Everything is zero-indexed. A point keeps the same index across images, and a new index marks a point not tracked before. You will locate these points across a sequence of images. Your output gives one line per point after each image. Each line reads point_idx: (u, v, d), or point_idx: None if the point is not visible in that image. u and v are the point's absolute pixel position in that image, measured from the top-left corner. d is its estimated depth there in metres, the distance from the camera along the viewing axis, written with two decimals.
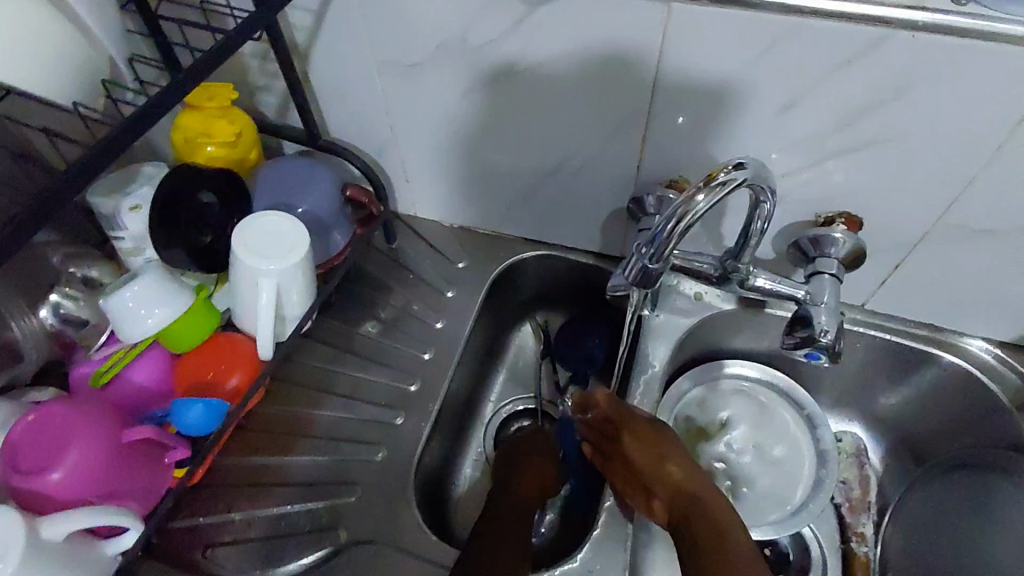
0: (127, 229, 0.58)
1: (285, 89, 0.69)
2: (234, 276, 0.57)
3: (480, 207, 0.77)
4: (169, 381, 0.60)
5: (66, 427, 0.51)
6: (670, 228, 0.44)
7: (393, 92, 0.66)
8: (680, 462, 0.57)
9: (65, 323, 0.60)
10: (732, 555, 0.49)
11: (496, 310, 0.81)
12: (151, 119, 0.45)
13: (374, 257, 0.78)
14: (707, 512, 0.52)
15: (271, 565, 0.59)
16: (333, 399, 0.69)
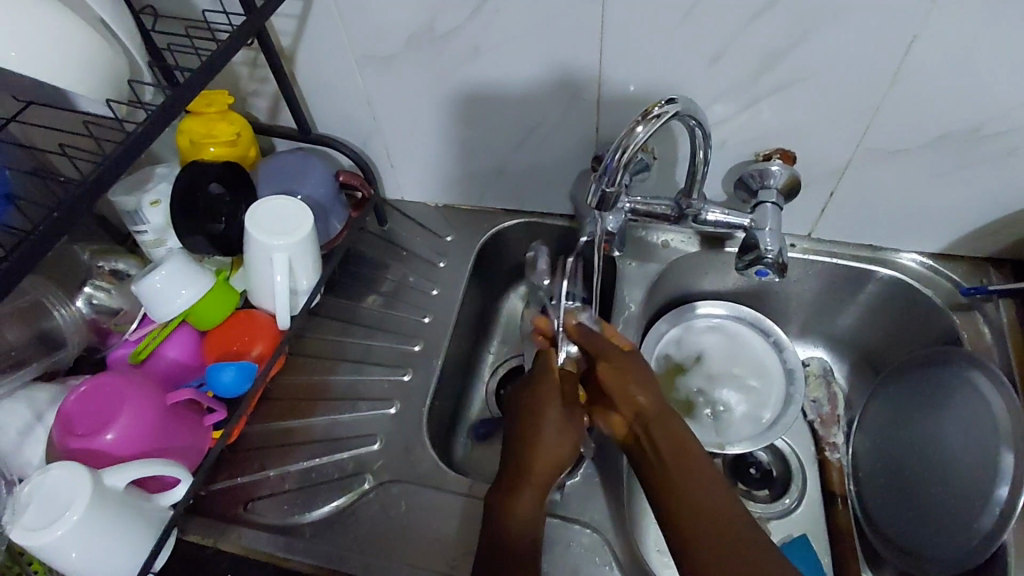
0: (149, 223, 0.66)
1: (274, 92, 0.77)
2: (249, 254, 0.64)
3: (462, 184, 0.85)
4: (198, 355, 0.67)
5: (113, 396, 0.58)
6: (619, 156, 0.55)
7: (372, 84, 0.74)
8: (644, 389, 0.65)
9: (98, 312, 0.67)
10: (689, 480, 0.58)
11: (485, 278, 0.88)
12: (169, 113, 0.52)
13: (369, 239, 0.86)
14: (671, 429, 0.62)
15: (304, 510, 0.66)
16: (345, 365, 0.76)
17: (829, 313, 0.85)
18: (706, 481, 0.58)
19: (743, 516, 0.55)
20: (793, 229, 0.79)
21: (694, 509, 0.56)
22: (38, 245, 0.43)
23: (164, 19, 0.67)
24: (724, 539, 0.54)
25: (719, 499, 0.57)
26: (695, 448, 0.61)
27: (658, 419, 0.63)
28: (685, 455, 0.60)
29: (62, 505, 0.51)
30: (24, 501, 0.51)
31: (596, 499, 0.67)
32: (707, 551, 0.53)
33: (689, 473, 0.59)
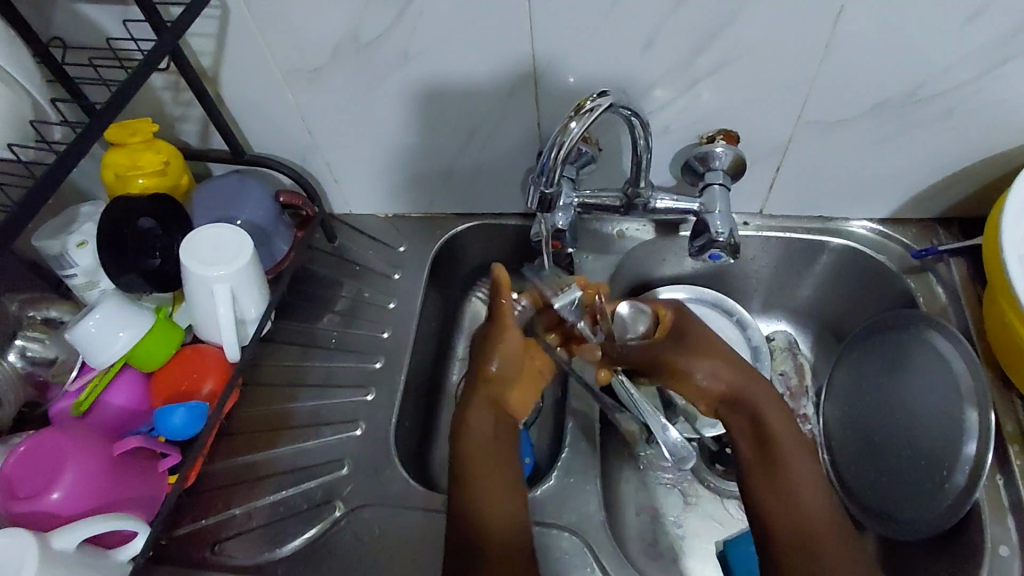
0: (78, 266, 0.62)
1: (202, 116, 0.74)
2: (188, 288, 0.61)
3: (408, 193, 0.83)
4: (146, 398, 0.64)
5: (56, 452, 0.55)
6: (555, 154, 0.54)
7: (304, 98, 0.71)
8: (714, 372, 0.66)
9: (34, 364, 0.63)
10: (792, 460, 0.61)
11: (443, 285, 0.86)
12: (79, 151, 0.49)
13: (319, 257, 0.83)
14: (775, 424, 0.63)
15: (275, 546, 0.64)
16: (306, 391, 0.74)
17: (789, 287, 0.86)
18: (792, 474, 0.60)
19: (828, 506, 0.58)
20: (745, 207, 0.79)
21: (784, 512, 0.58)
22: None
23: (73, 50, 0.64)
24: (812, 535, 0.56)
25: (814, 489, 0.59)
26: (790, 432, 0.62)
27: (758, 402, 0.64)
28: (782, 455, 0.61)
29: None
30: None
31: (573, 498, 0.67)
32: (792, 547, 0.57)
33: (785, 460, 0.61)
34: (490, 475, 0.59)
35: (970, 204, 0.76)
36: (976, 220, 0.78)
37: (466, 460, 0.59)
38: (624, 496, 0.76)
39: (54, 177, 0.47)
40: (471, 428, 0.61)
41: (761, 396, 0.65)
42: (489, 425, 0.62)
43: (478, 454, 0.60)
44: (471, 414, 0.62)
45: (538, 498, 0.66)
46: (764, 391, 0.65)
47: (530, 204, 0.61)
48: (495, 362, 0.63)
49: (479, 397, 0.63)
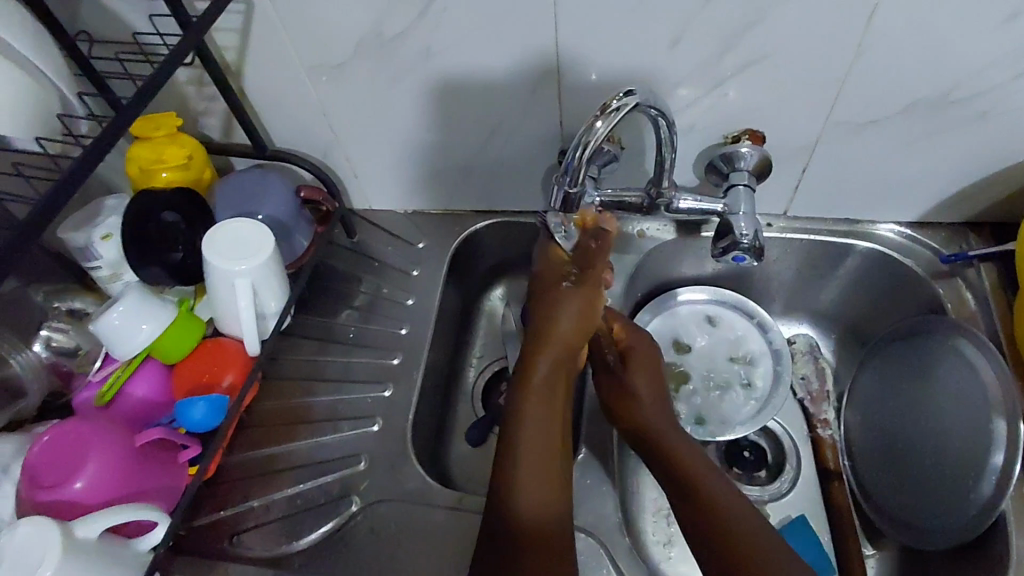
0: (102, 257, 0.62)
1: (224, 110, 0.74)
2: (210, 281, 0.62)
3: (428, 189, 0.83)
4: (167, 390, 0.64)
5: (79, 441, 0.55)
6: (580, 154, 0.54)
7: (325, 92, 0.71)
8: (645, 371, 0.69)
9: (59, 354, 0.64)
10: (702, 481, 0.60)
11: (461, 281, 0.86)
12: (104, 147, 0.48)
13: (338, 252, 0.83)
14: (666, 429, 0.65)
15: (291, 539, 0.64)
16: (324, 384, 0.74)
17: (812, 290, 0.84)
18: (712, 475, 0.60)
19: (715, 468, 0.61)
20: (769, 209, 0.78)
21: (725, 530, 0.56)
22: None
23: (99, 43, 0.64)
24: (721, 508, 0.57)
25: (703, 461, 0.62)
26: (671, 420, 0.66)
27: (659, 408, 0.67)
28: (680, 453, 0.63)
29: (31, 566, 0.47)
30: (20, 542, 0.48)
31: (590, 499, 0.66)
32: (750, 512, 0.57)
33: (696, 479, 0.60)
34: (535, 461, 0.57)
35: (1000, 209, 0.74)
36: (1007, 225, 0.76)
37: (525, 427, 0.58)
38: (642, 496, 0.75)
39: (76, 174, 0.46)
40: (543, 357, 0.60)
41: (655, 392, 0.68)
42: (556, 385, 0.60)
43: (547, 414, 0.59)
44: (552, 367, 0.60)
45: None
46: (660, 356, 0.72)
47: (554, 203, 0.60)
48: (564, 306, 0.61)
49: (552, 347, 0.60)
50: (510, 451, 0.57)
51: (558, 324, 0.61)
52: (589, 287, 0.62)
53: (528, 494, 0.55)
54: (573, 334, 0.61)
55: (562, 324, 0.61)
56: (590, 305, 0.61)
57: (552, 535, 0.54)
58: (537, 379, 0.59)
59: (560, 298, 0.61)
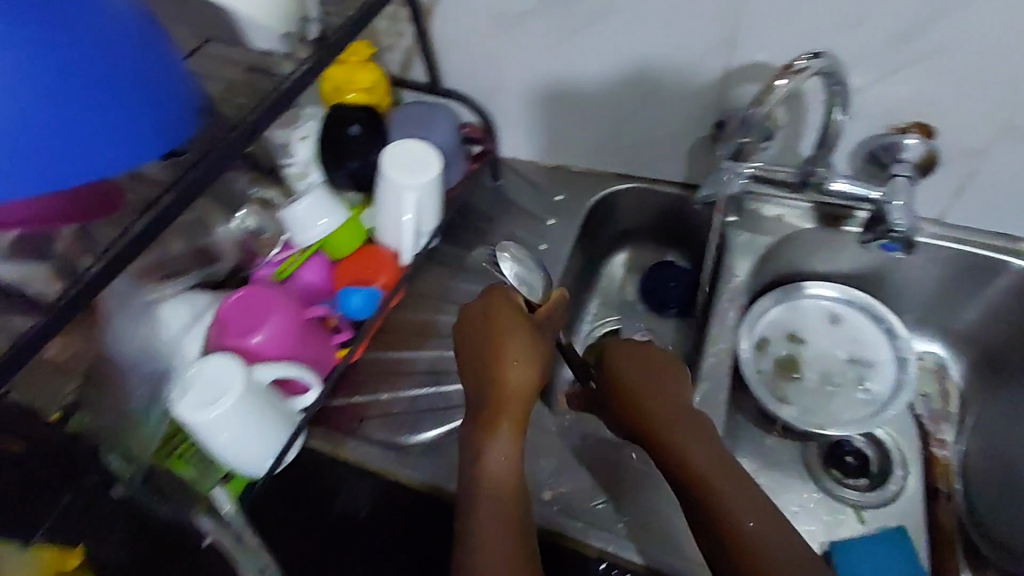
0: (296, 157, 0.70)
1: (408, 45, 0.81)
2: (382, 193, 0.68)
3: (575, 146, 0.87)
4: (330, 281, 0.73)
5: (263, 306, 0.63)
6: (759, 108, 0.58)
7: (503, 39, 0.76)
8: (690, 447, 0.55)
9: (248, 234, 0.70)
10: (739, 529, 0.50)
11: (591, 239, 0.90)
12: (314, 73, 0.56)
13: (482, 194, 0.89)
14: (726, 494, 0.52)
15: (413, 432, 0.71)
16: (455, 307, 0.80)
17: (951, 305, 0.81)
18: (760, 508, 0.51)
19: (735, 473, 0.54)
20: (922, 212, 0.76)
21: None
22: (186, 191, 0.47)
23: None
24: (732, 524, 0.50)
25: (721, 463, 0.54)
26: (731, 473, 0.53)
27: (719, 477, 0.53)
28: (718, 495, 0.52)
29: (216, 394, 0.55)
30: (212, 375, 0.56)
31: None
32: (764, 525, 0.50)
33: (719, 516, 0.51)
34: (495, 523, 0.51)
35: None
36: None
37: (490, 464, 0.53)
38: None
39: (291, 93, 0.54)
40: (500, 420, 0.55)
41: (712, 451, 0.55)
42: (511, 447, 0.54)
43: (511, 442, 0.54)
44: (503, 437, 0.54)
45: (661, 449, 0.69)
46: (698, 417, 0.59)
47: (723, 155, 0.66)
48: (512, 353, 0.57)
49: (507, 405, 0.55)
50: (470, 510, 0.52)
51: (502, 384, 0.56)
52: (523, 329, 0.59)
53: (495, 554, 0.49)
54: (524, 387, 0.56)
55: (504, 390, 0.56)
56: (535, 349, 0.59)
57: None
58: (489, 441, 0.54)
59: (495, 351, 0.57)
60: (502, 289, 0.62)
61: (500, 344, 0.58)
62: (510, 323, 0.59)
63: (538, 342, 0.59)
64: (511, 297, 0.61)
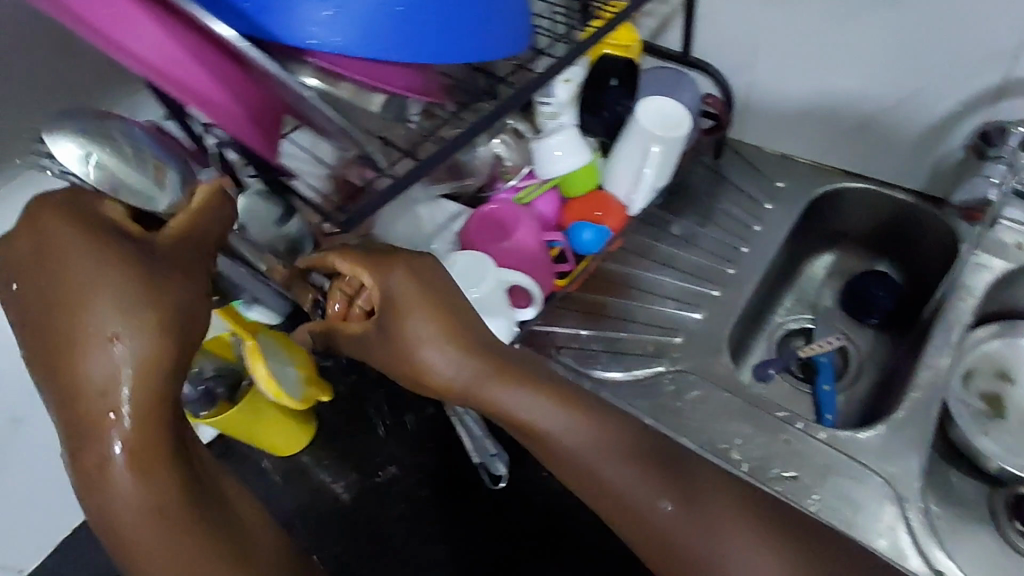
0: (554, 97, 0.74)
1: (668, 14, 0.86)
2: (628, 141, 0.74)
3: (809, 135, 0.87)
4: (558, 215, 0.79)
5: (509, 219, 0.72)
6: None
7: (771, 17, 0.78)
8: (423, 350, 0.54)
9: (497, 160, 0.77)
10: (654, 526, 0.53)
11: (802, 232, 0.89)
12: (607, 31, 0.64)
13: (700, 169, 0.91)
14: (576, 445, 0.55)
15: (609, 369, 0.75)
16: (660, 267, 0.83)
17: None
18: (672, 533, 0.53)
19: (624, 452, 0.55)
20: None
21: None
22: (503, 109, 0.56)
23: None
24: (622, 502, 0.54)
25: (598, 445, 0.55)
26: (575, 426, 0.56)
27: (528, 410, 0.56)
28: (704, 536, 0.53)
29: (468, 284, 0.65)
30: (139, 189, 0.43)
31: (894, 457, 0.67)
32: (677, 514, 0.54)
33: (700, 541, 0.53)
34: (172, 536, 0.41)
35: None
36: None
37: (119, 500, 0.39)
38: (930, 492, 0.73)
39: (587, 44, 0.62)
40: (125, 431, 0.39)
41: (511, 385, 0.56)
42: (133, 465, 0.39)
43: (143, 476, 0.39)
44: (132, 411, 0.38)
45: (861, 440, 0.68)
46: (473, 318, 0.58)
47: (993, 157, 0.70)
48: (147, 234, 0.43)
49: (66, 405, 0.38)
50: (100, 510, 0.39)
51: (102, 402, 0.38)
52: (421, 312, 0.54)
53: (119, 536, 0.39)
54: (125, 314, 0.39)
55: (111, 412, 0.38)
56: (445, 326, 0.55)
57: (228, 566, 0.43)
58: (105, 476, 0.38)
59: (76, 356, 0.37)
60: (60, 229, 0.39)
61: (59, 279, 0.38)
62: (386, 282, 0.54)
63: (153, 300, 0.39)
64: (403, 258, 0.56)
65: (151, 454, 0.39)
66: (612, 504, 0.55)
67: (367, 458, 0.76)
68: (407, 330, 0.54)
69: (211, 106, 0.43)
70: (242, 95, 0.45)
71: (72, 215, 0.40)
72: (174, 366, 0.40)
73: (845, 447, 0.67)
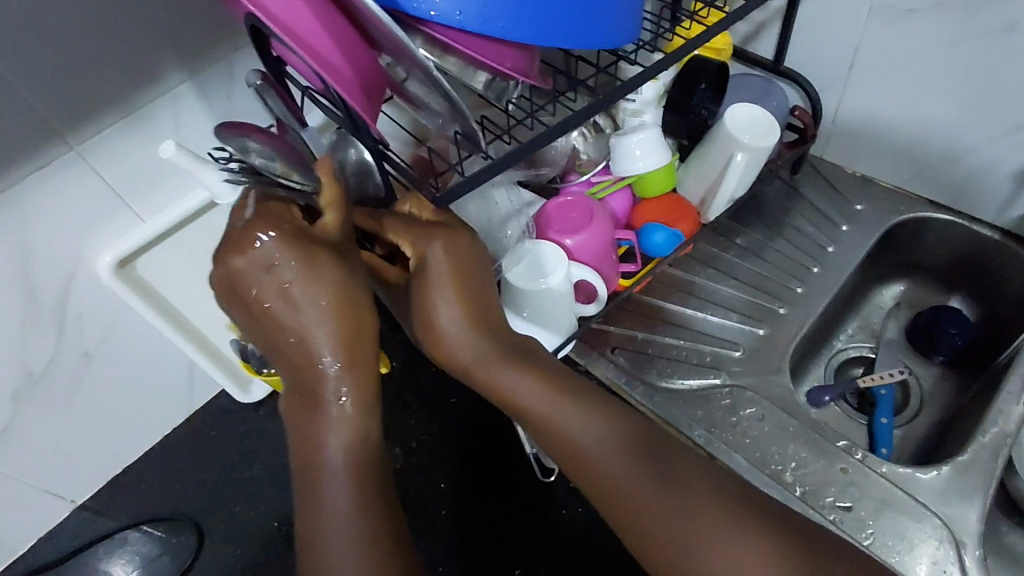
0: (641, 95, 0.74)
1: (764, 20, 0.83)
2: (715, 145, 0.73)
3: (896, 159, 0.84)
4: (630, 215, 0.78)
5: (585, 212, 0.70)
6: None
7: (874, 33, 0.76)
8: (443, 316, 0.54)
9: (574, 152, 0.76)
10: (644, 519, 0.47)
11: (876, 259, 0.86)
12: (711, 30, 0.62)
13: (775, 182, 0.89)
14: (571, 425, 0.51)
15: (663, 376, 0.73)
16: (724, 278, 0.82)
17: None
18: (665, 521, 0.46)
19: (627, 445, 0.50)
20: None
21: None
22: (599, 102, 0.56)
23: None
24: (626, 503, 0.48)
25: (609, 437, 0.50)
26: (570, 404, 0.52)
27: (535, 388, 0.53)
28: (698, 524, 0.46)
29: (542, 271, 0.65)
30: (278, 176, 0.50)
31: (953, 501, 0.64)
32: (658, 501, 0.47)
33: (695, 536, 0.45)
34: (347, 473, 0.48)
35: None
36: None
37: (330, 439, 0.48)
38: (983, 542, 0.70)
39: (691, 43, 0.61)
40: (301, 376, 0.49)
41: (519, 360, 0.54)
42: (342, 422, 0.49)
43: (354, 416, 0.49)
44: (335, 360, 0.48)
45: (920, 479, 0.65)
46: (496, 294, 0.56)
47: None
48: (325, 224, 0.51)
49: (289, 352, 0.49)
50: (308, 446, 0.49)
51: (314, 361, 0.48)
52: (447, 286, 0.53)
53: (328, 471, 0.48)
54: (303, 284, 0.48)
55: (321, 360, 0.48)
56: (468, 299, 0.54)
57: (391, 494, 0.49)
58: (321, 418, 0.49)
59: (289, 329, 0.48)
60: (268, 238, 0.47)
61: (280, 275, 0.47)
62: (426, 251, 0.54)
63: (336, 265, 0.49)
64: (444, 228, 0.55)
65: (365, 388, 0.49)
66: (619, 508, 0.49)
67: (411, 434, 0.77)
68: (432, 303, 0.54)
69: (328, 68, 0.45)
70: (358, 61, 0.46)
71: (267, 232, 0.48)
72: (360, 307, 0.49)
73: (902, 484, 0.65)
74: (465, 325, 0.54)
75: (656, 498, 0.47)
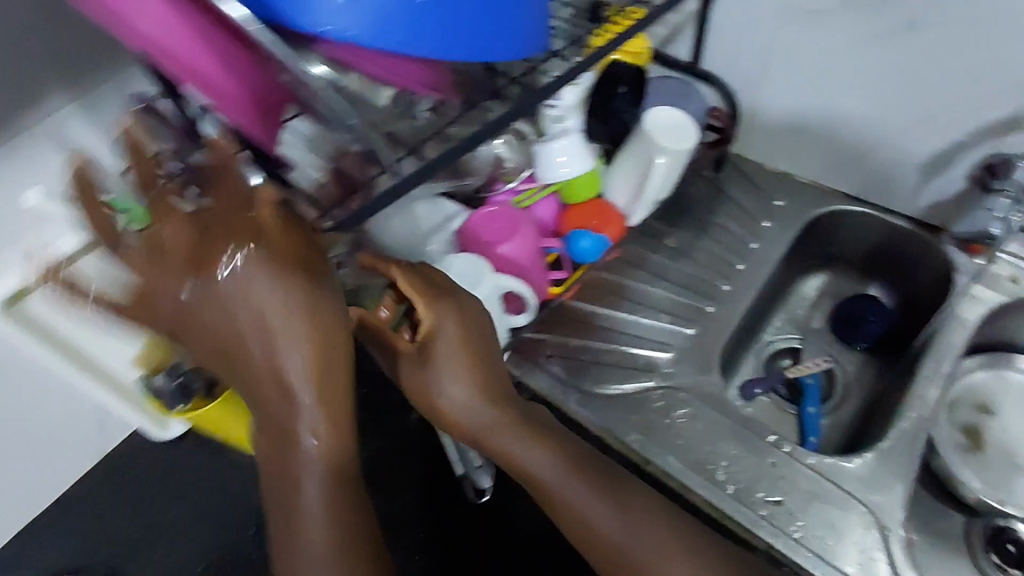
0: (561, 101, 0.73)
1: (682, 23, 0.86)
2: (635, 150, 0.74)
3: (812, 154, 0.87)
4: (557, 222, 0.78)
5: (511, 221, 0.70)
6: None
7: (786, 31, 0.79)
8: (444, 378, 0.58)
9: (499, 160, 0.75)
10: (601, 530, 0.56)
11: (799, 251, 0.89)
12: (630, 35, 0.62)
13: (698, 181, 0.91)
14: (539, 466, 0.57)
15: (594, 383, 0.73)
16: (653, 279, 0.82)
17: None
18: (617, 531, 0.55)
19: (585, 476, 0.57)
20: None
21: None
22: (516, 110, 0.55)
23: None
24: (582, 520, 0.56)
25: (565, 471, 0.57)
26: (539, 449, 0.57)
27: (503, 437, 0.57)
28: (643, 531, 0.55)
29: (466, 285, 0.64)
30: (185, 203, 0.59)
31: (879, 485, 0.67)
32: (615, 517, 0.56)
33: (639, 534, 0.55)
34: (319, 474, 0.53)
35: None
36: None
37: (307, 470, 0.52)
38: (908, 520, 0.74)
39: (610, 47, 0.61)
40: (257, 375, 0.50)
41: (493, 414, 0.58)
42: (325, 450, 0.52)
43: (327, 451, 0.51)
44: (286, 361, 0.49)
45: (846, 467, 0.67)
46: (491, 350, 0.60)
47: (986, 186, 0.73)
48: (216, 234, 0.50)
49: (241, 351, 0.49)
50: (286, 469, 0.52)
51: (284, 381, 0.49)
52: (460, 356, 0.58)
53: (304, 494, 0.52)
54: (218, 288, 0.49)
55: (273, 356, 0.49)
56: (475, 369, 0.58)
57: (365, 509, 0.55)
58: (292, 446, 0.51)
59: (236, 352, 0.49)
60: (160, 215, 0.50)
61: (239, 307, 0.48)
62: (440, 320, 0.57)
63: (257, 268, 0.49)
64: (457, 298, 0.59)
65: (325, 381, 0.50)
66: (609, 547, 0.55)
67: None
68: (435, 373, 0.58)
69: (218, 92, 0.44)
70: (251, 84, 0.46)
71: (188, 252, 0.49)
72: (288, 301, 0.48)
73: (827, 473, 0.67)
74: (468, 387, 0.58)
75: (611, 512, 0.56)
